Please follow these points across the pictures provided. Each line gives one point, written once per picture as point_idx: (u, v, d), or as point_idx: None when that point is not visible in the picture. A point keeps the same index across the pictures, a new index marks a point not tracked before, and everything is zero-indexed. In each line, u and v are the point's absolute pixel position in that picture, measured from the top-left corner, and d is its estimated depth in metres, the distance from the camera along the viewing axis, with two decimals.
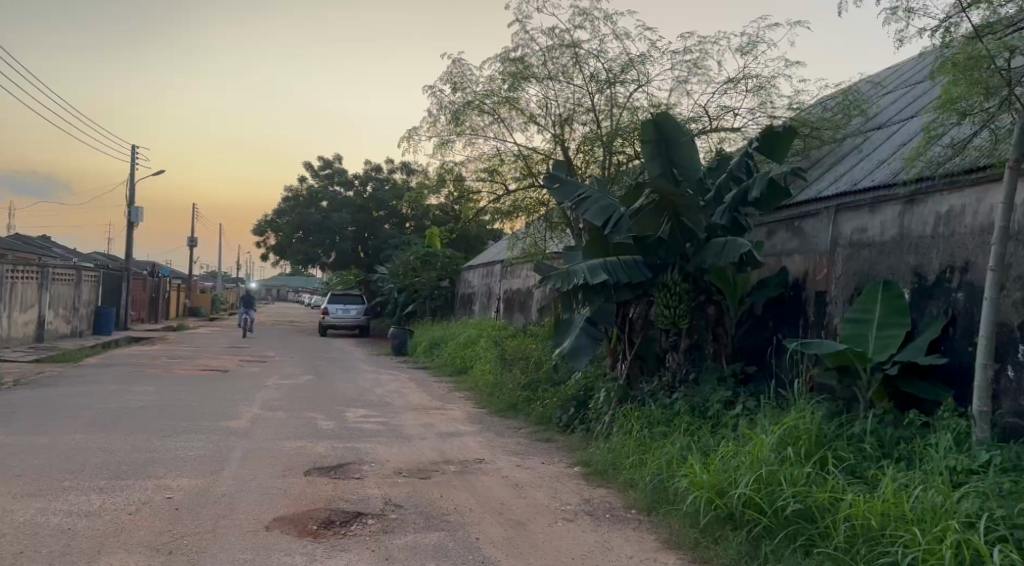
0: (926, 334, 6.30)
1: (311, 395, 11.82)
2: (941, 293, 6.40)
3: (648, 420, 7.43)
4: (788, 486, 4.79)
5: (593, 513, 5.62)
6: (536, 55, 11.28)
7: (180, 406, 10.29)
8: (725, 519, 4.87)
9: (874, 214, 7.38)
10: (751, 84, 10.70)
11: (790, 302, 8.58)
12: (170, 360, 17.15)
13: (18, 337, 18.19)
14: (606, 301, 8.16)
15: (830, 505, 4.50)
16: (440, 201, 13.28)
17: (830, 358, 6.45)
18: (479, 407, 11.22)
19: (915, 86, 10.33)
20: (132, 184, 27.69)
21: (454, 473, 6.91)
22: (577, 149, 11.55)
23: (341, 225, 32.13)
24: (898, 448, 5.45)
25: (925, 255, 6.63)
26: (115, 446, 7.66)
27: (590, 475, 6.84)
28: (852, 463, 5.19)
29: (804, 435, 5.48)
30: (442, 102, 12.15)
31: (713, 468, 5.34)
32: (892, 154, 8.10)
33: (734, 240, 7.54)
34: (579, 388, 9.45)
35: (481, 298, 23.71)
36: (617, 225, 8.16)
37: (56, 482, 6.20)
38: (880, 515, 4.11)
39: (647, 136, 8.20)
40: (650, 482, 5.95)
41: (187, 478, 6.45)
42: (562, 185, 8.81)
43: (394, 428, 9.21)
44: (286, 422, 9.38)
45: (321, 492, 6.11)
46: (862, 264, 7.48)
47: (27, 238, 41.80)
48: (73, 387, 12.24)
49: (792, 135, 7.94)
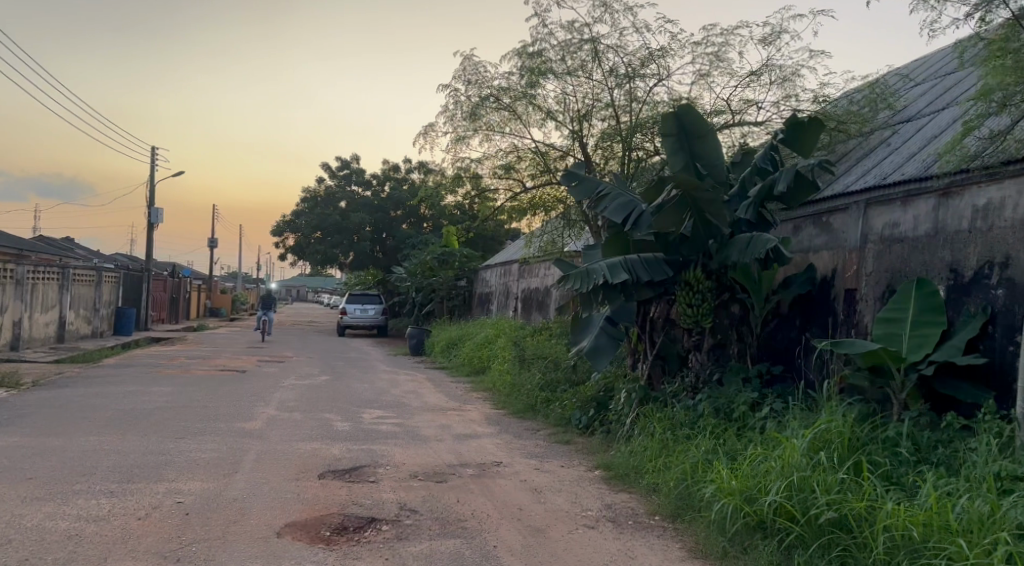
0: (963, 332, 6.02)
1: (326, 396, 11.71)
2: (979, 290, 6.11)
3: (671, 423, 7.21)
4: (820, 492, 4.55)
5: (616, 520, 5.41)
6: (554, 49, 11.07)
7: (196, 408, 10.20)
8: (755, 527, 4.64)
9: (906, 209, 7.09)
10: (775, 77, 10.43)
11: (819, 301, 8.29)
12: (188, 361, 17.15)
13: (39, 338, 18.30)
14: (626, 298, 8.00)
15: (868, 513, 4.25)
16: (456, 200, 13.13)
17: (862, 358, 6.21)
18: (496, 408, 11.03)
19: (944, 79, 10.02)
20: (151, 185, 27.86)
21: (471, 477, 6.74)
22: (596, 145, 11.32)
23: (358, 225, 32.12)
24: (937, 452, 5.18)
25: (963, 251, 6.33)
26: (130, 448, 7.57)
27: (611, 478, 6.64)
28: (889, 469, 4.93)
29: (837, 438, 5.25)
30: (457, 98, 11.98)
31: (741, 474, 5.12)
32: (924, 146, 7.80)
33: (759, 235, 7.27)
34: (598, 389, 9.25)
35: (498, 298, 23.53)
36: (636, 223, 7.85)
37: (67, 486, 6.11)
38: (922, 525, 3.85)
39: (668, 129, 7.95)
40: (674, 488, 5.74)
41: (199, 482, 6.33)
42: (581, 181, 8.55)
43: (410, 429, 9.06)
44: (302, 424, 9.24)
45: (335, 496, 5.95)
46: (894, 260, 7.20)
47: (50, 240, 42.17)
48: (91, 387, 12.25)
49: (819, 127, 7.67)
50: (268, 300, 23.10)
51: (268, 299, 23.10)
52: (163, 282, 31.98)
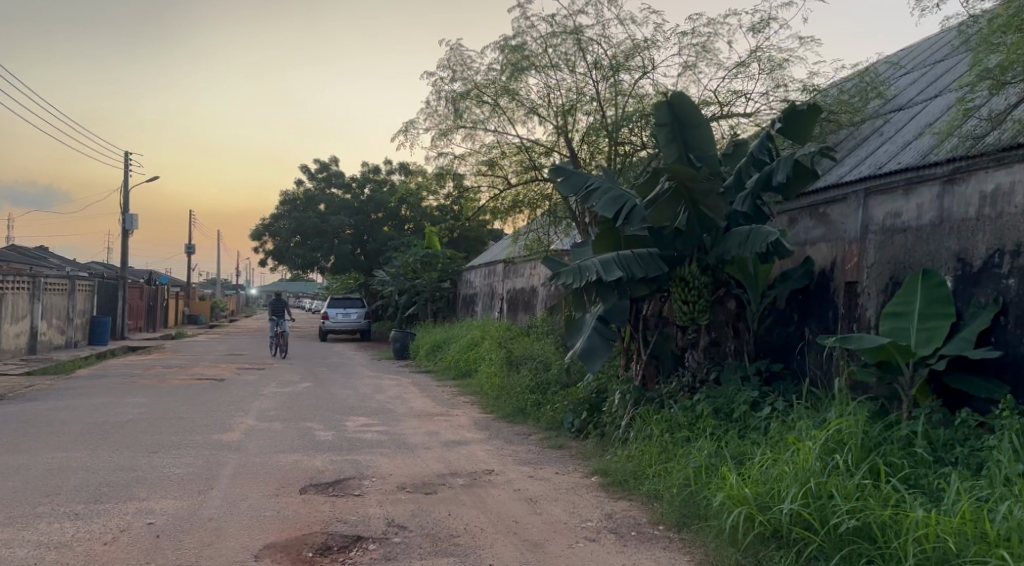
0: (973, 323, 5.77)
1: (308, 404, 11.27)
2: (990, 280, 5.85)
3: (669, 425, 6.90)
4: (840, 499, 4.27)
5: (617, 531, 5.09)
6: (535, 41, 10.74)
7: (171, 419, 9.75)
8: (769, 537, 4.34)
9: (910, 197, 6.82)
10: (763, 67, 10.17)
11: (817, 294, 8.03)
12: (165, 369, 16.62)
13: (8, 350, 17.65)
14: (620, 296, 7.63)
15: (894, 523, 3.96)
16: (439, 199, 12.75)
17: (869, 354, 5.96)
18: (485, 412, 10.67)
19: (934, 66, 9.79)
20: (125, 192, 27.22)
21: (462, 487, 6.39)
22: (582, 140, 11.04)
23: (338, 229, 31.59)
24: (955, 452, 4.93)
25: (971, 240, 6.07)
26: (99, 465, 7.14)
27: (609, 485, 6.32)
28: (908, 471, 4.66)
29: (849, 439, 4.97)
30: (440, 91, 11.57)
31: (751, 479, 4.82)
32: (921, 133, 7.56)
33: (759, 229, 6.95)
34: (591, 391, 8.95)
35: (484, 298, 23.13)
36: (628, 217, 7.45)
37: (28, 508, 5.67)
38: (955, 535, 3.57)
39: (660, 119, 7.64)
40: (678, 495, 5.43)
41: (173, 500, 5.93)
42: (569, 176, 8.12)
43: (397, 437, 8.68)
44: (283, 434, 8.82)
45: (318, 513, 5.59)
46: (897, 251, 6.93)
47: (22, 249, 41.20)
48: (63, 400, 11.75)
49: (816, 114, 7.39)
50: (277, 306, 19.84)
51: (277, 307, 20.13)
52: (140, 289, 31.31)
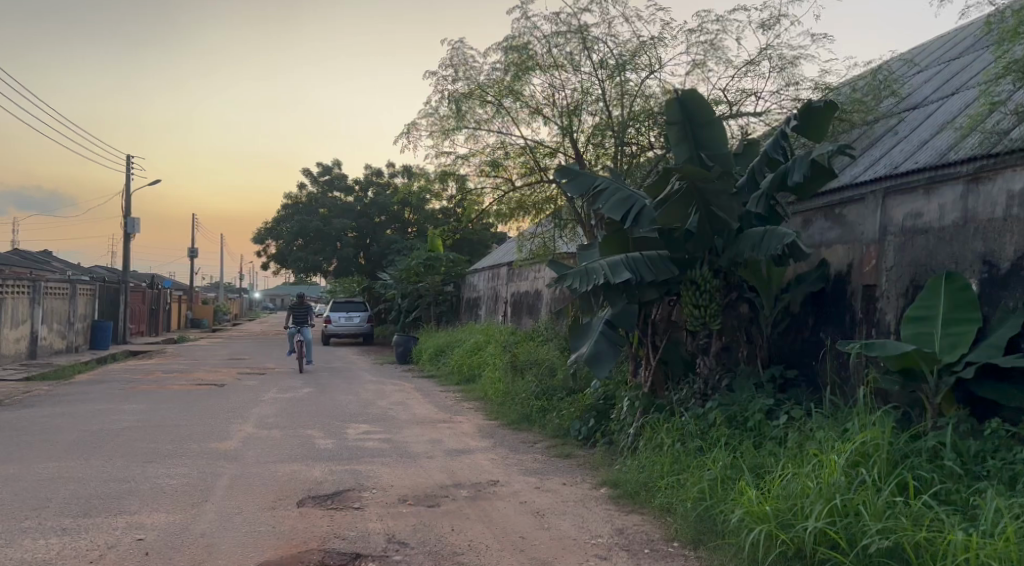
0: (1001, 329, 5.50)
1: (309, 411, 10.99)
2: (1019, 283, 5.59)
3: (680, 434, 6.64)
4: (868, 517, 4.02)
5: (630, 548, 4.83)
6: (539, 42, 10.52)
7: (167, 427, 9.50)
8: (793, 557, 4.08)
9: (931, 197, 6.56)
10: (773, 66, 9.92)
11: (833, 299, 7.78)
12: (164, 374, 16.36)
13: (7, 355, 17.37)
14: (628, 300, 7.39)
15: (928, 544, 3.71)
16: (441, 202, 12.50)
17: (892, 361, 5.70)
18: (489, 418, 10.42)
19: (949, 64, 9.52)
20: (127, 196, 27.02)
21: (466, 500, 6.12)
22: (587, 141, 10.68)
23: (341, 232, 31.38)
24: (988, 465, 4.66)
25: (997, 241, 5.81)
26: (91, 475, 6.90)
27: (619, 497, 6.06)
28: (939, 487, 4.41)
29: (875, 452, 4.71)
30: (442, 91, 11.31)
31: (772, 494, 4.55)
32: (940, 131, 7.29)
33: (774, 230, 6.69)
34: (598, 397, 8.69)
35: (487, 302, 22.92)
36: (638, 219, 7.24)
37: (14, 522, 5.45)
38: (998, 559, 3.33)
39: (672, 116, 7.38)
40: (693, 509, 5.17)
41: (165, 514, 5.70)
42: (570, 175, 7.80)
43: (399, 446, 8.42)
44: (282, 443, 8.57)
45: (315, 528, 5.35)
46: (919, 253, 6.67)
47: (23, 253, 41.01)
48: (59, 406, 11.50)
49: (833, 111, 7.12)
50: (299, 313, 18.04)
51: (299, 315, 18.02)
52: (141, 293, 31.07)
